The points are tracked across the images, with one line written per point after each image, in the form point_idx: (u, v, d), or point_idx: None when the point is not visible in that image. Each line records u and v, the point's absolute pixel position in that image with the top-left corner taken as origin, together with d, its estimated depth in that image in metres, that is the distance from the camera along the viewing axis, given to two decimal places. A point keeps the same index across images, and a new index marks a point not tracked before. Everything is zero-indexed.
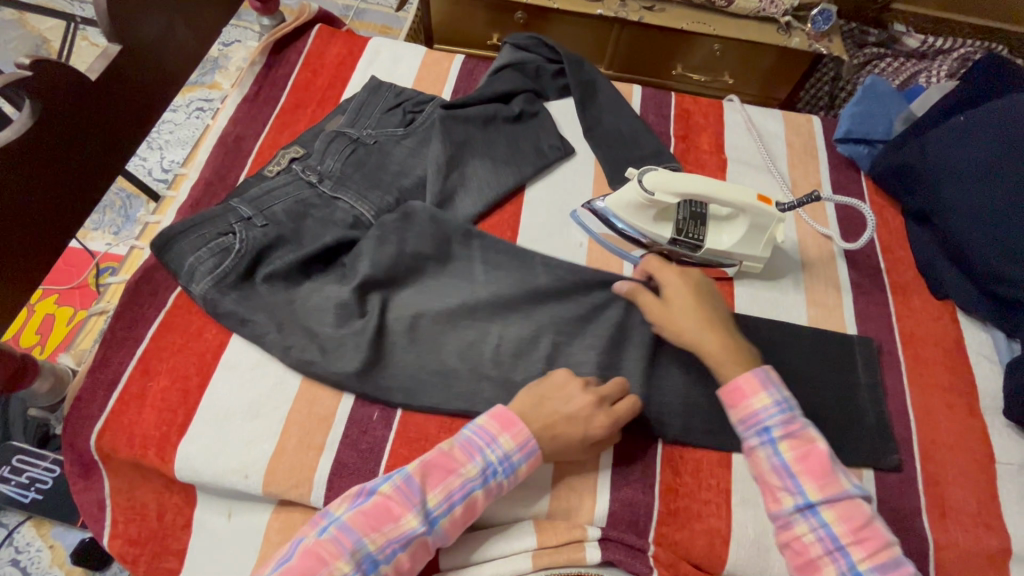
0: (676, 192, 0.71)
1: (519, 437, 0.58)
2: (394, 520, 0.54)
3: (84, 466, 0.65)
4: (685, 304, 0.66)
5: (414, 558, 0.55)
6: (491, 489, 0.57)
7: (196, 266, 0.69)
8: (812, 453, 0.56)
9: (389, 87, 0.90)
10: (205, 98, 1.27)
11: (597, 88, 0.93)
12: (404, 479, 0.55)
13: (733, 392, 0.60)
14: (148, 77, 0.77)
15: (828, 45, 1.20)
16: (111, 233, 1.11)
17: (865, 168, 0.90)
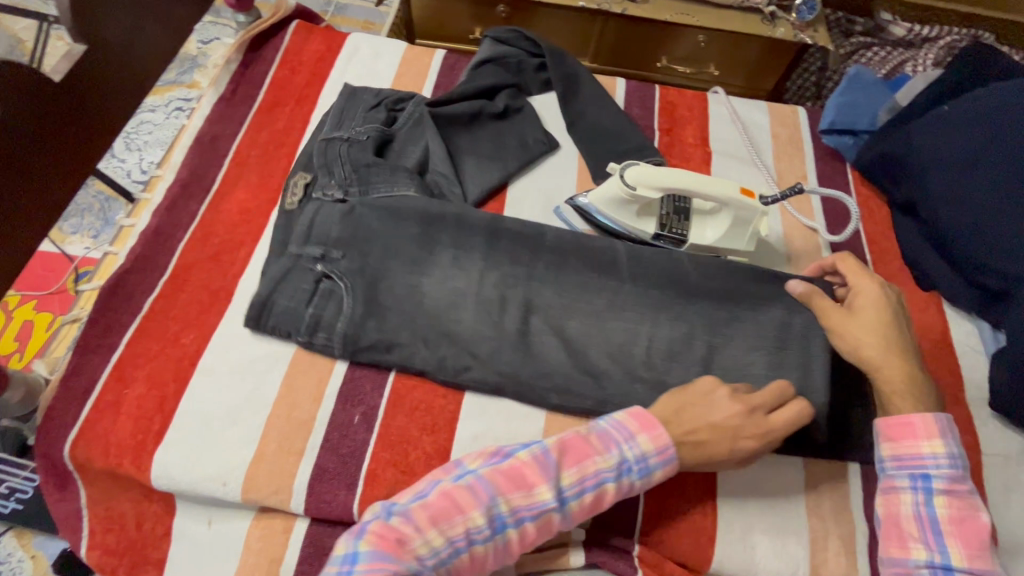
0: (659, 186, 0.71)
1: (659, 440, 0.55)
2: (528, 488, 0.52)
3: (59, 476, 0.64)
4: (878, 318, 0.61)
5: (536, 533, 0.53)
6: (623, 485, 0.54)
7: (308, 316, 0.68)
8: (970, 520, 0.55)
9: (364, 89, 0.87)
10: (184, 98, 1.24)
11: (579, 81, 0.92)
12: (544, 449, 0.54)
13: (901, 428, 0.57)
14: (116, 76, 0.75)
15: (813, 36, 1.20)
16: (90, 236, 1.09)
17: (851, 159, 0.90)
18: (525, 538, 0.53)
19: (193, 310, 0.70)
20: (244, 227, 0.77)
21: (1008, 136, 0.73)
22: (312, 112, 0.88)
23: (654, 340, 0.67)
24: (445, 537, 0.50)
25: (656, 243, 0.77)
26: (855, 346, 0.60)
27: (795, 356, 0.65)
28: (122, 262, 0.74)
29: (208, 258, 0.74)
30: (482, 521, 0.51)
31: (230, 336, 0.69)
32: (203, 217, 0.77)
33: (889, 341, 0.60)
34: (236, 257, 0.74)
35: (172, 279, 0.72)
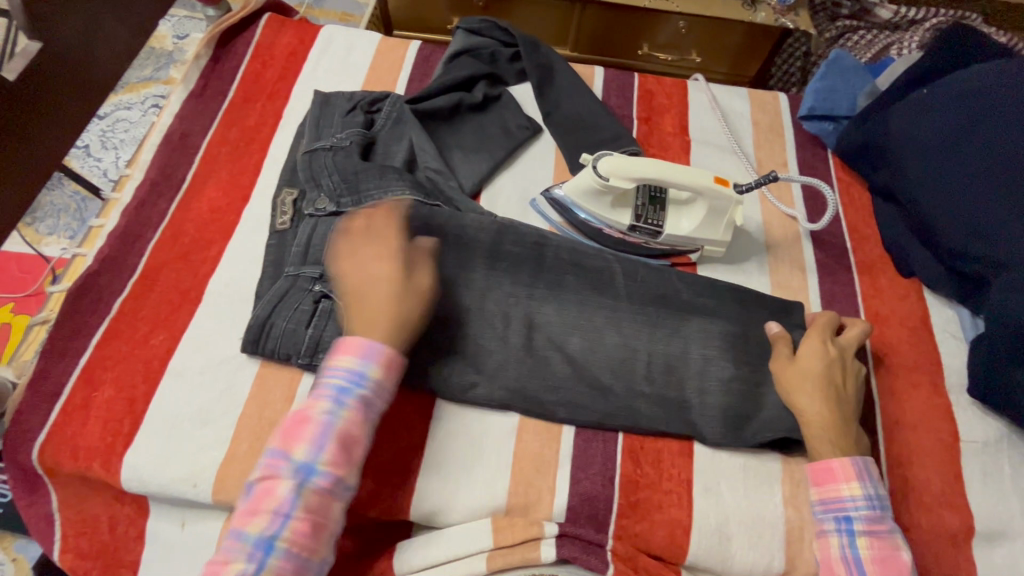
0: (633, 177, 0.70)
1: (356, 348, 0.57)
2: (271, 493, 0.52)
3: (29, 480, 0.63)
4: (818, 371, 0.64)
5: (318, 511, 0.52)
6: (356, 406, 0.55)
7: (306, 338, 0.65)
8: (892, 558, 0.56)
9: (336, 95, 0.84)
10: (160, 94, 1.22)
11: (555, 71, 0.90)
12: (269, 454, 0.54)
13: (823, 473, 0.59)
14: (74, 74, 0.73)
15: (794, 20, 1.18)
16: (67, 237, 1.07)
17: (832, 145, 0.88)
18: (306, 530, 0.51)
19: (162, 311, 0.69)
20: (215, 226, 0.76)
21: (987, 119, 0.72)
22: (283, 107, 0.87)
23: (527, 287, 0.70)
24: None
25: (632, 233, 0.76)
26: (792, 395, 0.63)
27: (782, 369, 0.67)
28: (90, 263, 0.73)
29: (178, 257, 0.73)
30: (245, 558, 0.49)
31: (201, 336, 0.68)
32: (172, 217, 0.76)
33: (829, 392, 0.63)
34: (206, 256, 0.73)
35: (141, 280, 0.71)
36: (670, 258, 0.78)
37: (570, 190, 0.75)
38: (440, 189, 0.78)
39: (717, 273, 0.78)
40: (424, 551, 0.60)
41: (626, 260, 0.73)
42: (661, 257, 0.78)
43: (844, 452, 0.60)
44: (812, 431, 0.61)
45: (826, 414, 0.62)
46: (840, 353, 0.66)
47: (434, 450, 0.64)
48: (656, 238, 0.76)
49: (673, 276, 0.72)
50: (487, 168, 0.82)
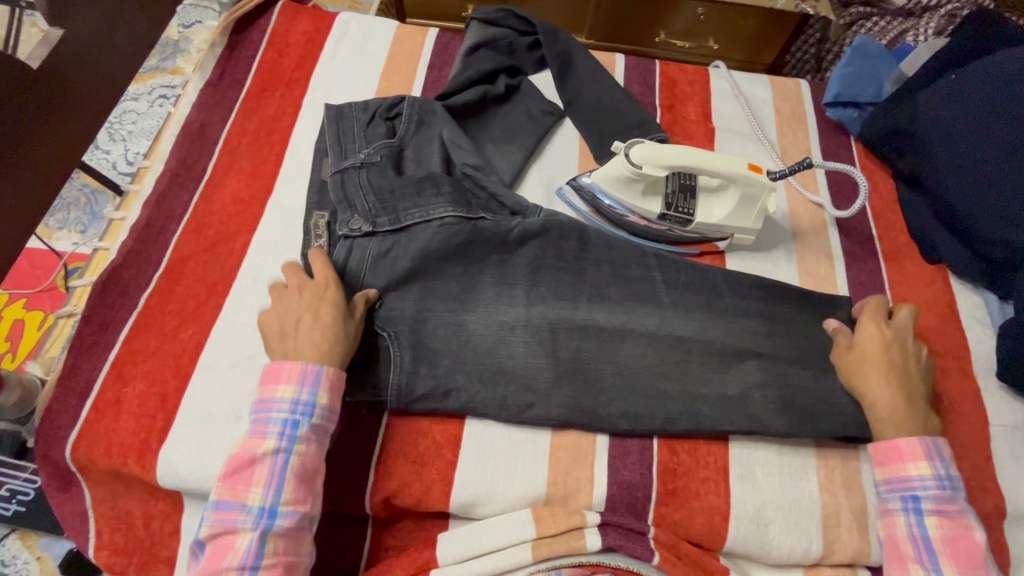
0: (666, 164, 0.69)
1: (291, 377, 0.59)
2: (233, 543, 0.54)
3: (62, 478, 0.62)
4: (884, 351, 0.64)
5: (286, 550, 0.55)
6: (306, 438, 0.58)
7: (355, 368, 0.66)
8: (962, 538, 0.56)
9: (350, 107, 0.82)
10: (167, 85, 1.20)
11: (576, 59, 0.89)
12: (214, 509, 0.56)
13: (889, 452, 0.60)
14: (94, 62, 0.72)
15: (815, 6, 1.16)
16: (78, 231, 1.05)
17: (855, 132, 0.88)
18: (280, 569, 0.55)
19: (189, 305, 0.68)
20: (239, 218, 0.74)
21: (1015, 104, 0.72)
22: (302, 97, 0.86)
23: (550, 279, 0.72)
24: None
25: (662, 222, 0.76)
26: (860, 382, 0.63)
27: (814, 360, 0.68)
28: (114, 257, 0.71)
29: (204, 250, 0.72)
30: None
31: (230, 330, 0.67)
32: (195, 209, 0.75)
33: (894, 372, 0.63)
34: (232, 248, 0.72)
35: (167, 274, 0.70)
36: (695, 249, 0.78)
37: (599, 178, 0.74)
38: (477, 192, 0.77)
39: (744, 262, 0.77)
40: (466, 542, 0.60)
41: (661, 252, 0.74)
42: (686, 248, 0.78)
43: (913, 430, 0.60)
44: (880, 416, 0.61)
45: (896, 395, 0.62)
46: (900, 334, 0.65)
47: (471, 442, 0.64)
48: (686, 227, 0.76)
49: (701, 267, 0.73)
50: (513, 158, 0.81)
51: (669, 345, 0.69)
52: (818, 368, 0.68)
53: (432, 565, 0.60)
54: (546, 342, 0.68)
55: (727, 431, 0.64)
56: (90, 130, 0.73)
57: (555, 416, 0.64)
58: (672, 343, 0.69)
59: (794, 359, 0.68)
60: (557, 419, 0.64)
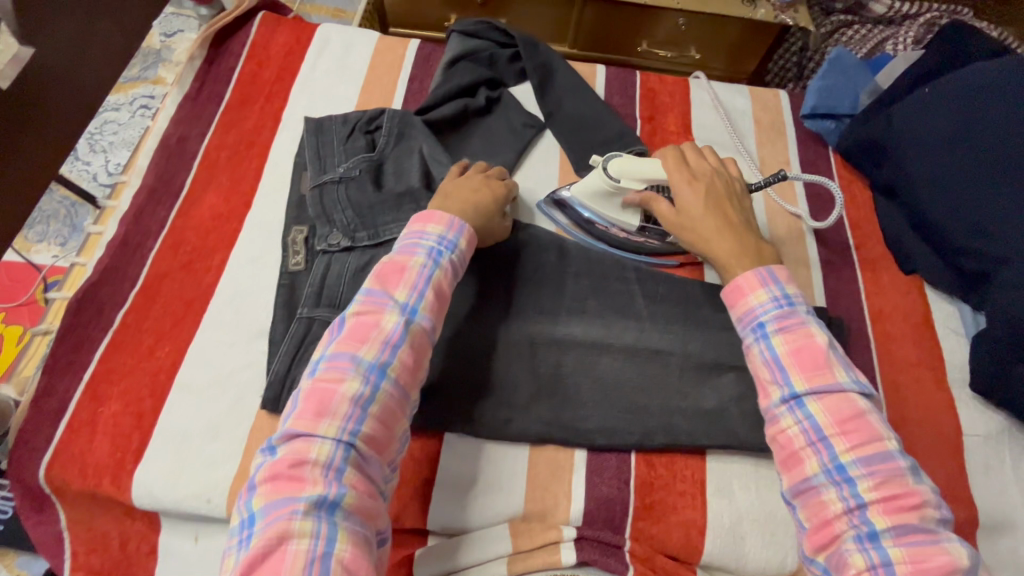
0: (642, 176, 0.73)
1: (444, 220, 0.64)
2: (375, 326, 0.57)
3: (36, 499, 0.62)
4: (693, 193, 0.68)
5: (416, 352, 0.58)
6: (447, 267, 0.62)
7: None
8: (807, 346, 0.55)
9: (329, 120, 0.82)
10: (149, 95, 1.19)
11: (555, 70, 0.90)
12: (365, 294, 0.59)
13: (731, 291, 0.61)
14: (66, 78, 0.71)
15: (794, 16, 1.16)
16: (58, 244, 1.05)
17: (833, 143, 0.89)
18: (411, 364, 0.57)
19: (166, 323, 0.68)
20: (217, 233, 0.74)
21: (985, 118, 0.73)
22: (282, 109, 0.85)
23: (529, 293, 0.72)
24: (342, 409, 0.53)
25: (645, 237, 0.77)
26: (693, 233, 0.67)
27: None
28: (90, 274, 0.71)
29: (181, 267, 0.72)
30: (360, 381, 0.54)
31: (207, 348, 0.67)
32: (173, 224, 0.75)
33: (701, 203, 0.68)
34: (210, 264, 0.72)
35: (144, 291, 0.70)
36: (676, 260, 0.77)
37: (579, 193, 0.77)
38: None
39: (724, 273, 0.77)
40: (442, 558, 0.61)
41: (639, 265, 0.75)
42: (668, 259, 0.77)
43: (750, 263, 0.63)
44: (724, 262, 0.64)
45: (715, 225, 0.66)
46: (703, 171, 0.70)
47: (448, 458, 0.64)
48: (664, 240, 0.77)
49: (678, 281, 0.74)
50: None
51: (648, 358, 0.69)
52: None
53: None
54: (525, 356, 0.69)
55: (704, 445, 0.65)
56: (62, 147, 0.72)
57: (533, 431, 0.65)
58: (651, 357, 0.69)
59: None
60: (535, 434, 0.65)
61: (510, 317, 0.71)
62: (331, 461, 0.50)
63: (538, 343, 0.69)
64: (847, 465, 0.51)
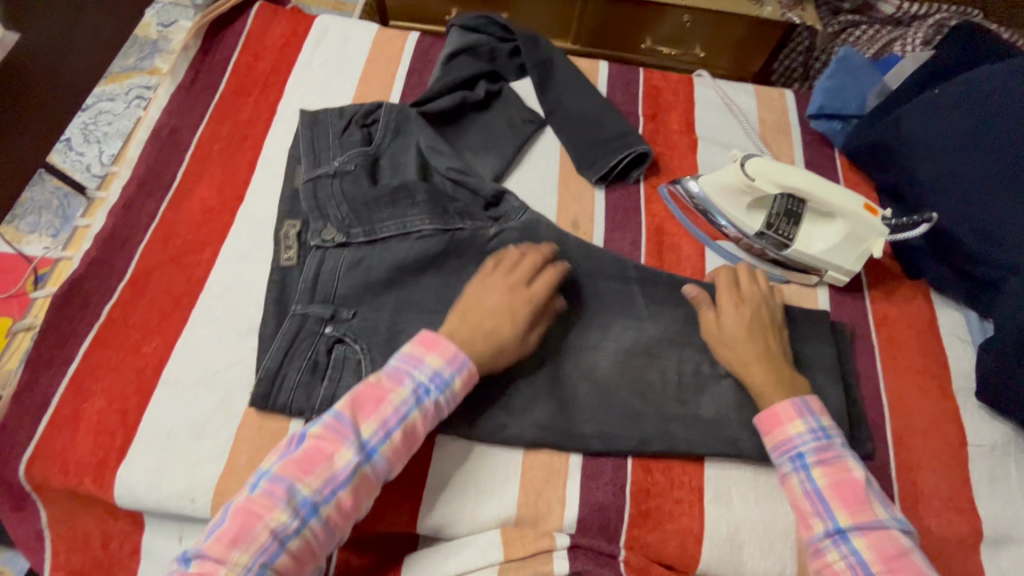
0: (782, 184, 0.70)
1: (446, 353, 0.59)
2: (327, 459, 0.54)
3: (15, 497, 0.60)
4: (738, 318, 0.66)
5: (360, 492, 0.55)
6: (429, 408, 0.58)
7: (322, 391, 0.63)
8: (846, 481, 0.57)
9: (325, 112, 0.80)
10: (145, 85, 1.18)
11: (556, 65, 0.88)
12: (333, 416, 0.55)
13: (768, 418, 0.60)
14: (51, 65, 0.69)
15: (801, 15, 1.17)
16: (49, 235, 1.03)
17: (839, 144, 0.87)
18: (348, 507, 0.54)
19: (153, 317, 0.66)
20: (207, 227, 0.73)
21: (996, 120, 0.71)
22: (277, 102, 0.84)
23: None
24: (260, 539, 0.50)
25: (758, 240, 0.75)
26: (731, 357, 0.65)
27: None
28: (76, 267, 0.69)
29: (171, 260, 0.70)
30: (290, 514, 0.51)
31: (194, 343, 0.65)
32: (162, 217, 0.73)
33: (738, 323, 0.65)
34: (200, 258, 0.71)
35: (132, 284, 0.68)
36: (710, 233, 0.79)
37: (708, 185, 0.76)
38: (456, 197, 0.76)
39: (746, 258, 0.77)
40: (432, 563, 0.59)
41: (639, 265, 0.74)
42: (703, 229, 0.79)
43: (787, 394, 0.61)
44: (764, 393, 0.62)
45: (753, 351, 0.64)
46: (752, 295, 0.68)
47: (441, 461, 0.63)
48: (781, 251, 0.74)
49: (679, 281, 0.73)
50: (493, 165, 0.80)
51: (646, 362, 0.68)
52: None
53: None
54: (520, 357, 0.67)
55: (702, 451, 0.63)
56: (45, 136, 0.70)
57: (527, 435, 0.63)
58: (649, 361, 0.68)
59: None
60: (529, 438, 0.63)
61: None
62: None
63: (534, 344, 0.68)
64: None
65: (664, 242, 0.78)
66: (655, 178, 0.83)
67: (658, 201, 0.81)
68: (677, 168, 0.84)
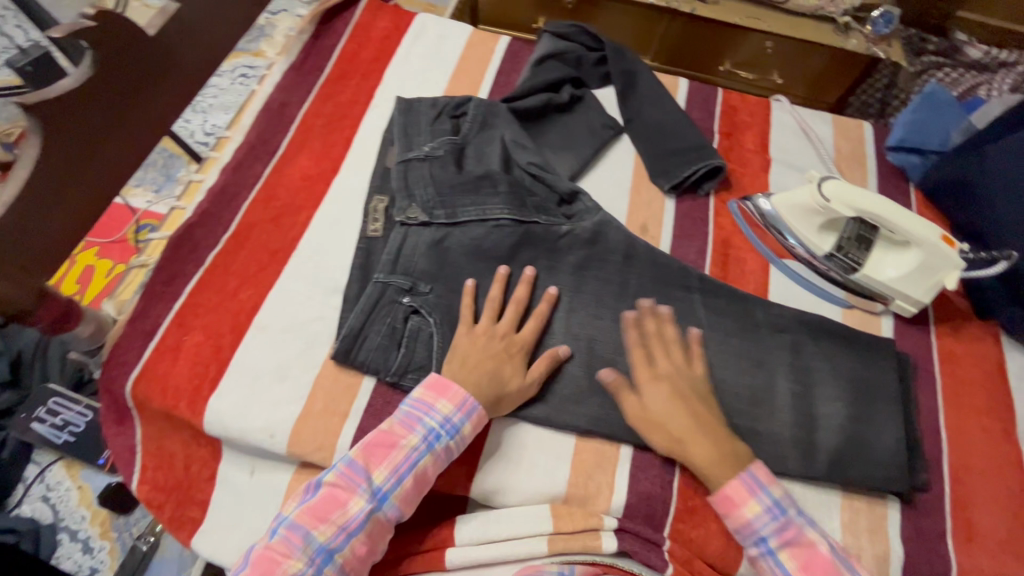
0: (856, 207, 0.70)
1: (456, 399, 0.62)
2: (342, 506, 0.57)
3: (119, 412, 0.67)
4: (660, 393, 0.64)
5: (374, 536, 0.59)
6: (441, 453, 0.61)
7: (398, 357, 0.68)
8: (813, 559, 0.57)
9: (419, 101, 0.86)
10: (249, 65, 1.29)
11: (639, 77, 0.91)
12: (347, 463, 0.59)
13: (723, 502, 0.59)
14: (200, 25, 0.72)
15: (886, 50, 1.16)
16: (152, 190, 1.14)
17: (916, 179, 0.87)
18: (363, 552, 0.58)
19: (252, 267, 0.73)
20: (305, 193, 0.79)
21: None
22: (376, 87, 0.90)
23: (594, 289, 0.74)
24: None
25: (826, 262, 0.76)
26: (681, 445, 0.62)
27: (846, 402, 0.69)
28: (189, 216, 0.77)
29: (270, 219, 0.77)
30: (306, 562, 0.55)
31: (284, 296, 0.71)
32: (267, 179, 0.80)
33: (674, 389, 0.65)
34: (296, 220, 0.77)
35: (234, 237, 0.75)
36: (777, 250, 0.80)
37: (780, 203, 0.78)
38: (534, 191, 0.80)
39: (813, 279, 0.78)
40: (482, 526, 0.62)
41: (703, 275, 0.76)
42: (770, 245, 0.80)
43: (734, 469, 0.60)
44: (710, 470, 0.60)
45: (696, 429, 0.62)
46: (670, 368, 0.66)
47: (498, 433, 0.66)
48: (848, 275, 0.75)
49: (744, 295, 0.74)
50: (572, 165, 0.84)
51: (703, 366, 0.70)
52: (850, 408, 0.68)
53: (448, 544, 0.62)
54: (583, 347, 0.70)
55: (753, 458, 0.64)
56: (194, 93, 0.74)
57: (582, 420, 0.66)
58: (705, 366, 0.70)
59: (826, 395, 0.69)
60: (584, 424, 0.66)
61: (573, 309, 0.72)
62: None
63: (597, 337, 0.71)
64: None
65: (729, 254, 0.80)
66: (725, 193, 0.85)
67: (726, 216, 0.83)
68: (748, 186, 0.86)
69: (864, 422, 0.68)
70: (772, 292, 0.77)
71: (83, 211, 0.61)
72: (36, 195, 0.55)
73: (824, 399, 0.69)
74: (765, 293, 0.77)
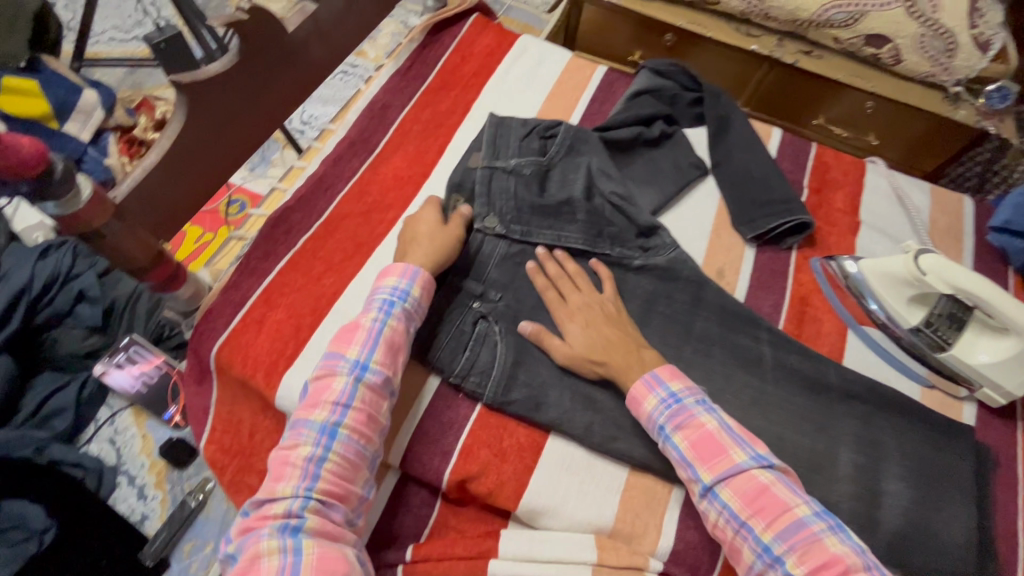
0: (953, 283, 0.66)
1: (398, 272, 0.67)
2: (329, 389, 0.60)
3: (201, 371, 0.72)
4: (579, 329, 0.68)
5: (369, 405, 0.60)
6: (399, 317, 0.64)
7: (462, 359, 0.68)
8: (702, 437, 0.59)
9: (510, 118, 0.85)
10: (352, 64, 1.37)
11: (733, 123, 0.91)
12: (323, 361, 0.62)
13: (630, 401, 0.64)
14: (331, 28, 0.77)
15: (997, 126, 1.12)
16: (248, 168, 1.22)
17: (1017, 264, 0.83)
18: (364, 419, 0.59)
19: (338, 256, 0.76)
20: (395, 193, 0.83)
21: None
22: (473, 102, 0.94)
23: (662, 328, 0.74)
24: (297, 470, 0.56)
25: (913, 337, 0.74)
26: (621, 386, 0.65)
27: (918, 486, 0.65)
28: (288, 200, 0.81)
29: (361, 213, 0.80)
30: (313, 443, 0.57)
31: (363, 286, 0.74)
32: (363, 174, 0.84)
33: (606, 344, 0.67)
34: (384, 218, 0.80)
35: (325, 225, 0.79)
36: (858, 315, 0.77)
37: (869, 268, 0.76)
38: (613, 221, 0.80)
39: (892, 351, 0.75)
40: (528, 545, 0.62)
41: (776, 329, 0.74)
42: (852, 309, 0.78)
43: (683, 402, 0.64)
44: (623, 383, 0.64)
45: None
46: (580, 303, 0.70)
47: (552, 454, 0.66)
48: (936, 353, 0.73)
49: (819, 357, 0.72)
50: (655, 200, 0.84)
51: (767, 423, 0.68)
52: (920, 493, 0.65)
53: (492, 555, 0.62)
54: None
55: None
56: (312, 87, 0.78)
57: (638, 457, 0.65)
58: (771, 423, 0.68)
59: (899, 476, 0.66)
60: (638, 458, 0.65)
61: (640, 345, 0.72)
62: (291, 510, 0.53)
63: None
64: (773, 547, 0.54)
65: (807, 312, 0.78)
66: (808, 249, 0.83)
67: (808, 272, 0.81)
68: (834, 245, 0.84)
69: (938, 512, 0.64)
70: (847, 355, 0.75)
71: (198, 181, 0.66)
72: (168, 165, 0.61)
73: (896, 480, 0.65)
74: (840, 355, 0.75)
